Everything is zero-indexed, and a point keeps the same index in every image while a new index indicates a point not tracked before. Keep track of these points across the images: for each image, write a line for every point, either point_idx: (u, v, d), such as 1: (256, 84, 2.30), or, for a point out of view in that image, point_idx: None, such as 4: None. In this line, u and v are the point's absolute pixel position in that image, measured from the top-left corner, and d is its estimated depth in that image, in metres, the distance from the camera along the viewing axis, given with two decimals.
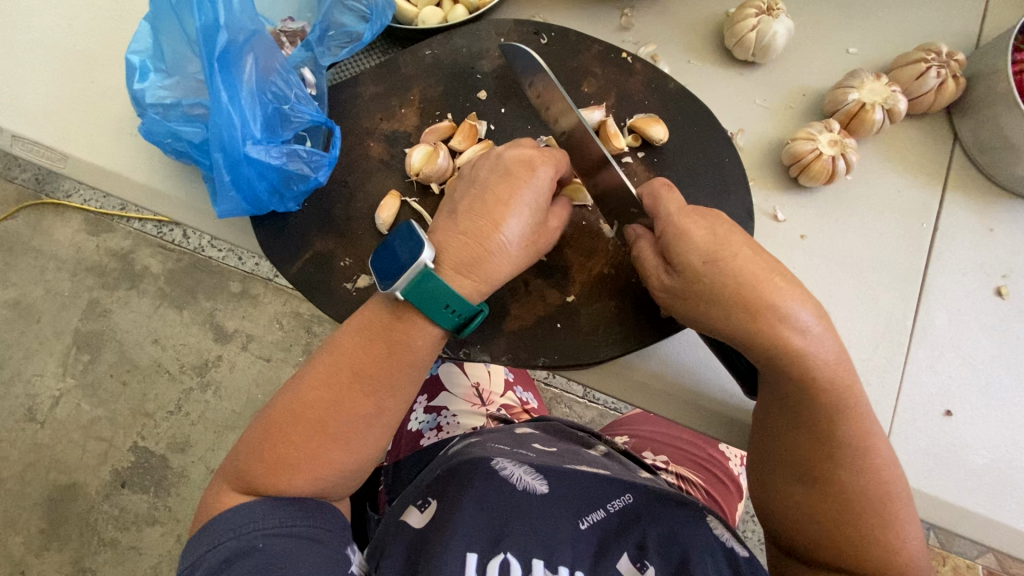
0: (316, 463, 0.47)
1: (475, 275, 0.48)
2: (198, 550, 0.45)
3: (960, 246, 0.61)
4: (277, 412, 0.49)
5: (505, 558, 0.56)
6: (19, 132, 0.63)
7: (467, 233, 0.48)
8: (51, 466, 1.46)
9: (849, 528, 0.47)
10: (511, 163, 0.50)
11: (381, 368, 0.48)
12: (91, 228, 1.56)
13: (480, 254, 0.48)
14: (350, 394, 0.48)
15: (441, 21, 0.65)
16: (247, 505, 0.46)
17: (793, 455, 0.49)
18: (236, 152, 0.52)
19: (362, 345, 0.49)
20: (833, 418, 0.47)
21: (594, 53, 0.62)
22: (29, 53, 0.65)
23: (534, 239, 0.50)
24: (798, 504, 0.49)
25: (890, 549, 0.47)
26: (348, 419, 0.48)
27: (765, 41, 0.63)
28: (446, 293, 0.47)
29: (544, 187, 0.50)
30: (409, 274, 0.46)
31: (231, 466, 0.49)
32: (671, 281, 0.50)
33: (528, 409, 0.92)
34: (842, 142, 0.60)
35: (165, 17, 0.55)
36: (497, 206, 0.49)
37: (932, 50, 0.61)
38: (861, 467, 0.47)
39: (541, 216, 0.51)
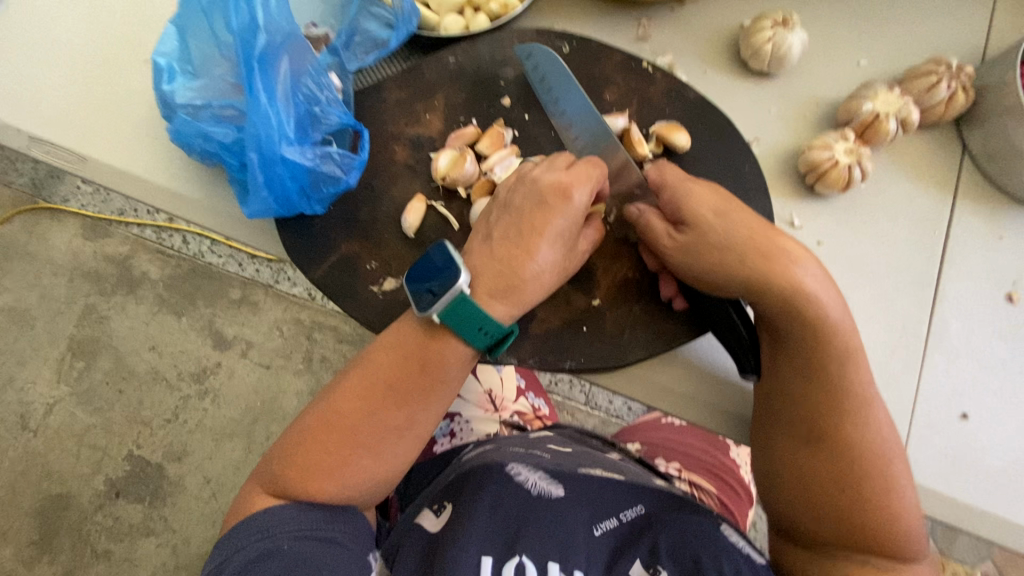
0: (347, 472, 0.47)
1: (509, 301, 0.50)
2: (222, 553, 0.45)
3: (971, 252, 0.62)
4: (311, 421, 0.49)
5: (520, 562, 0.56)
6: (37, 134, 0.63)
7: (501, 261, 0.50)
8: (43, 476, 1.43)
9: (852, 492, 0.49)
10: (546, 189, 0.51)
11: (414, 383, 0.49)
12: (89, 233, 1.54)
13: (514, 282, 0.49)
14: (384, 403, 0.48)
15: (463, 29, 0.65)
16: (274, 507, 0.46)
17: (797, 418, 0.51)
18: (273, 153, 0.53)
19: (397, 360, 0.49)
20: (839, 370, 0.49)
21: (615, 62, 0.63)
22: (47, 56, 0.65)
23: (567, 263, 0.51)
24: (803, 469, 0.51)
25: (892, 521, 0.49)
26: (381, 429, 0.48)
27: (781, 53, 0.65)
28: (479, 316, 0.48)
29: (579, 212, 0.51)
30: (446, 297, 0.47)
31: (262, 471, 0.49)
32: (685, 238, 0.51)
33: (541, 415, 0.93)
34: (858, 150, 0.62)
35: (198, 23, 0.56)
36: (532, 234, 0.50)
37: (942, 63, 0.63)
38: (866, 425, 0.50)
39: (575, 239, 0.52)
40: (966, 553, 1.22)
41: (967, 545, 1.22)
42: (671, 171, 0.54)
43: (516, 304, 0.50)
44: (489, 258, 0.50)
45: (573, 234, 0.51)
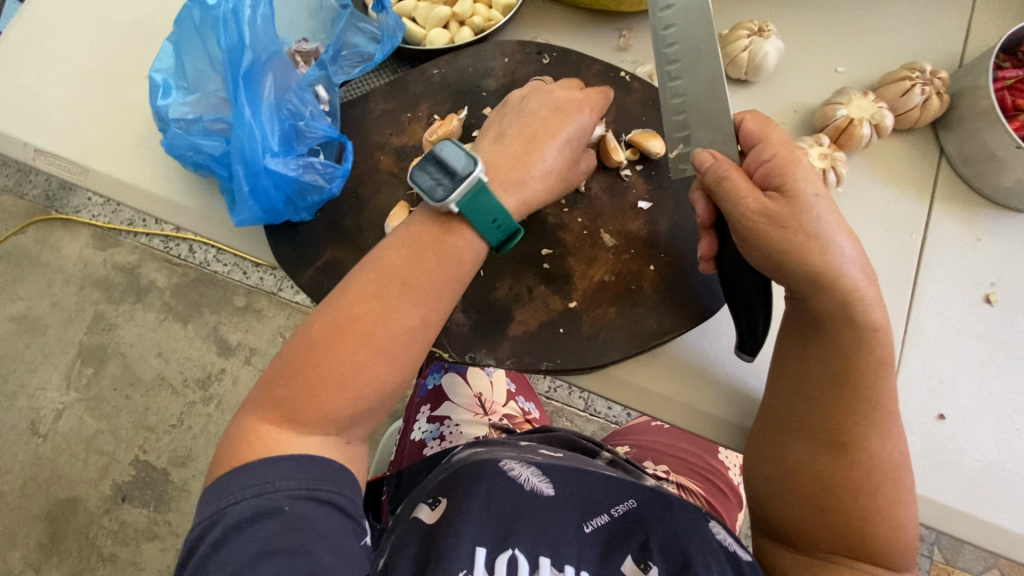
0: (358, 377, 0.46)
1: (519, 196, 0.51)
2: (218, 503, 0.45)
3: (948, 254, 0.63)
4: (315, 331, 0.48)
5: (513, 554, 0.57)
6: (41, 146, 0.66)
7: (514, 155, 0.52)
8: (52, 480, 1.46)
9: (862, 499, 0.50)
10: (562, 100, 0.54)
11: (428, 277, 0.49)
12: (99, 242, 1.58)
13: (524, 176, 0.51)
14: (393, 300, 0.48)
15: (448, 41, 0.67)
16: (270, 457, 0.46)
17: (826, 426, 0.51)
18: (257, 163, 0.55)
19: (407, 257, 0.49)
20: (874, 379, 0.50)
21: (594, 72, 0.65)
22: (51, 72, 0.68)
23: (568, 171, 0.54)
24: (819, 474, 0.51)
25: (894, 527, 0.50)
26: (392, 330, 0.47)
27: (757, 60, 0.66)
28: (497, 208, 0.50)
29: (588, 124, 0.55)
30: (466, 184, 0.48)
31: (260, 398, 0.48)
32: (775, 206, 0.48)
33: (530, 419, 0.94)
34: (832, 155, 0.63)
35: (191, 40, 0.59)
36: (545, 135, 0.53)
37: (917, 68, 0.64)
38: (887, 436, 0.50)
39: (579, 150, 0.55)
40: (971, 561, 1.21)
41: (972, 553, 1.21)
42: (774, 133, 0.51)
43: (526, 197, 0.52)
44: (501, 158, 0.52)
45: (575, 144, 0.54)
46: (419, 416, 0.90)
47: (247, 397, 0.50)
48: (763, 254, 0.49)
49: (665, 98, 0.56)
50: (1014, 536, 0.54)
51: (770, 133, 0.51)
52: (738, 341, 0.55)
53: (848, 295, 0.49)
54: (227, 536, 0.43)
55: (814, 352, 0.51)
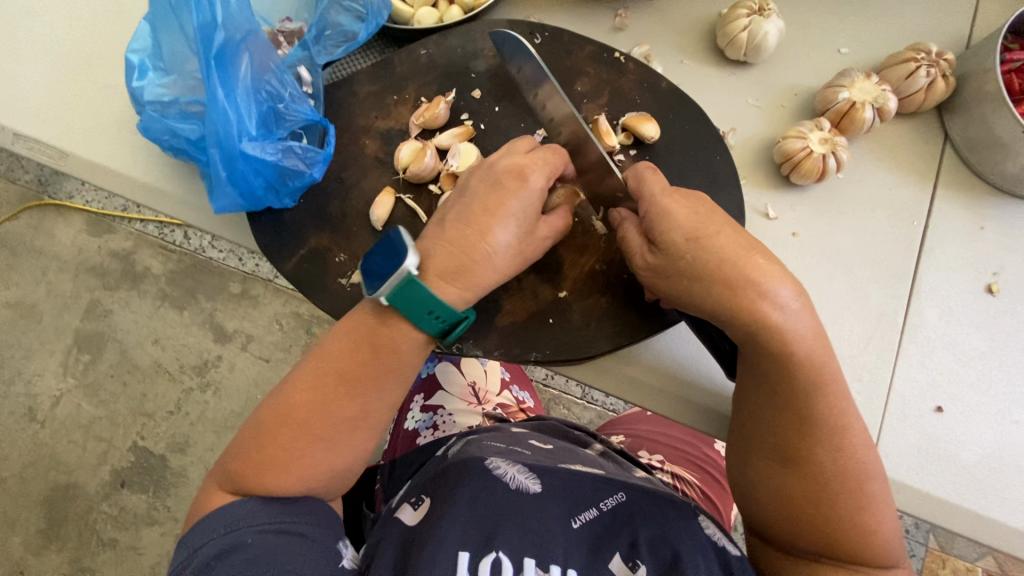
0: (302, 463, 0.48)
1: (461, 283, 0.49)
2: (189, 546, 0.45)
3: (951, 243, 0.61)
4: (266, 414, 0.50)
5: (497, 557, 0.56)
6: (20, 130, 0.64)
7: (453, 241, 0.49)
8: (51, 466, 1.46)
9: (826, 511, 0.48)
10: (502, 172, 0.51)
11: (367, 370, 0.49)
12: (93, 229, 1.57)
13: (465, 263, 0.49)
14: (335, 395, 0.49)
15: (437, 21, 0.65)
16: (237, 502, 0.47)
17: (776, 439, 0.49)
18: (232, 149, 0.53)
19: (349, 348, 0.50)
20: (810, 399, 0.48)
21: (587, 53, 0.63)
22: (30, 54, 0.66)
23: (523, 249, 0.51)
24: (779, 489, 0.49)
25: (867, 532, 0.48)
26: (334, 420, 0.49)
27: (757, 41, 0.64)
28: (430, 298, 0.48)
29: (536, 196, 0.50)
30: (394, 279, 0.47)
31: (221, 468, 0.50)
32: (655, 260, 0.51)
33: (525, 408, 0.94)
34: (832, 140, 0.61)
35: (166, 20, 0.56)
36: (485, 215, 0.49)
37: (921, 50, 0.62)
38: (837, 448, 0.48)
39: (531, 224, 0.51)
40: (967, 549, 1.21)
41: (967, 542, 1.21)
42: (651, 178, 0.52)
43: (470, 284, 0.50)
44: (474, 247, 0.49)
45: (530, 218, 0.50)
46: (413, 404, 0.89)
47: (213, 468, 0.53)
48: (678, 284, 0.49)
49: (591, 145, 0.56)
50: (1010, 530, 0.53)
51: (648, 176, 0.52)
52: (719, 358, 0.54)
53: None
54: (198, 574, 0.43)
55: (750, 373, 0.50)
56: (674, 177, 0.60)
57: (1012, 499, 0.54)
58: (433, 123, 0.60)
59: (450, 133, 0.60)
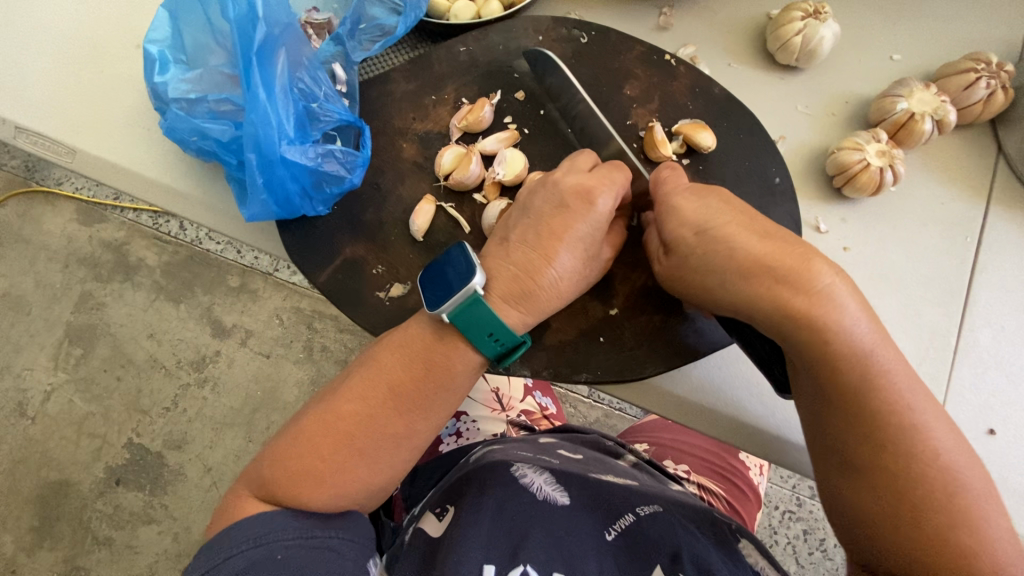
0: (340, 477, 0.47)
1: (524, 307, 0.48)
2: (207, 560, 0.41)
3: (1004, 260, 0.60)
4: (307, 421, 0.49)
5: (525, 570, 0.53)
6: (23, 123, 0.60)
7: (518, 264, 0.48)
8: (42, 463, 1.41)
9: (908, 529, 0.42)
10: (567, 192, 0.48)
11: (418, 387, 0.49)
12: (84, 218, 1.50)
13: (530, 287, 0.48)
14: (382, 411, 0.48)
15: (474, 16, 0.62)
16: (268, 514, 0.44)
17: (840, 444, 0.44)
18: (272, 154, 0.50)
19: (401, 361, 0.49)
20: (867, 393, 0.43)
21: (636, 54, 0.60)
22: (33, 40, 0.61)
23: (586, 269, 0.49)
24: (854, 503, 0.44)
25: (962, 552, 0.41)
26: (378, 435, 0.48)
27: (811, 46, 0.61)
28: (492, 320, 0.47)
29: (603, 218, 0.48)
30: (459, 296, 0.46)
31: (251, 474, 0.49)
32: (678, 256, 0.49)
33: (547, 414, 0.92)
34: (890, 152, 0.59)
35: (190, 10, 0.52)
36: (551, 239, 0.48)
37: (982, 59, 0.60)
38: (908, 452, 0.43)
39: (597, 246, 0.49)
40: None
41: None
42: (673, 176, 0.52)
43: (529, 309, 0.49)
44: (534, 268, 0.47)
45: (595, 243, 0.49)
46: None
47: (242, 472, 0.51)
48: (700, 274, 0.47)
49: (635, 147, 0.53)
50: None
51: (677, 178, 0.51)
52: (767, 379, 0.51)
53: None
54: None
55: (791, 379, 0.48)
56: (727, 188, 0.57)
57: None
58: (477, 127, 0.56)
59: (493, 139, 0.56)
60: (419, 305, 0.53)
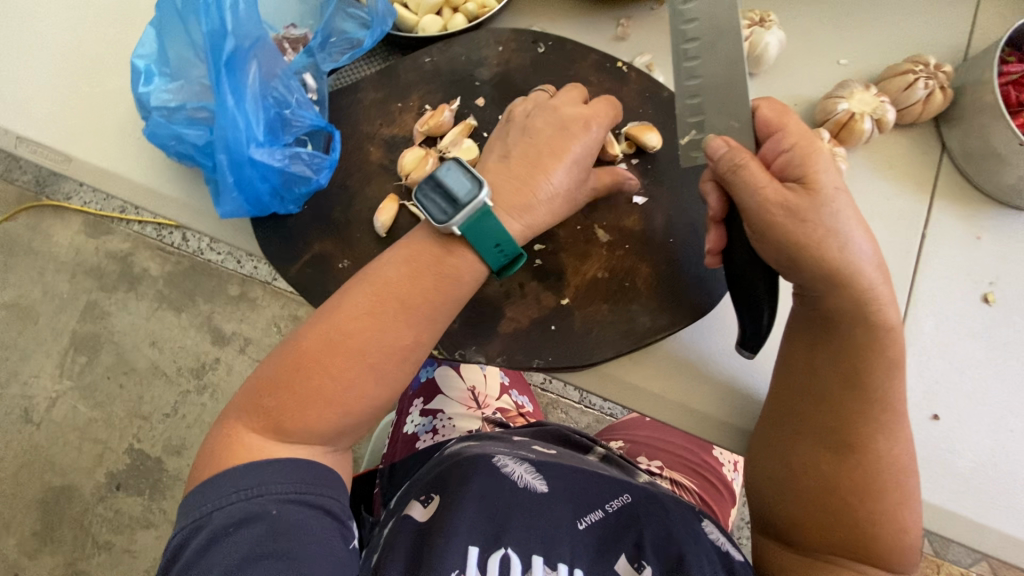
0: (347, 395, 0.48)
1: (521, 224, 0.51)
2: (203, 508, 0.45)
3: (947, 251, 0.62)
4: (308, 340, 0.49)
5: (506, 553, 0.56)
6: (23, 134, 0.65)
7: (518, 181, 0.51)
8: (46, 468, 1.45)
9: (869, 501, 0.49)
10: (567, 117, 0.54)
11: (425, 300, 0.49)
12: (91, 230, 1.57)
13: (530, 203, 0.51)
14: (388, 325, 0.49)
15: (441, 29, 0.66)
16: (262, 460, 0.47)
17: (831, 424, 0.50)
18: (240, 155, 0.54)
19: (409, 275, 0.50)
20: (882, 381, 0.48)
21: (590, 62, 0.63)
22: (35, 58, 0.66)
23: (575, 193, 0.54)
24: (828, 476, 0.50)
25: (902, 528, 0.49)
26: (384, 351, 0.49)
27: (757, 52, 0.65)
28: (499, 231, 0.49)
29: (595, 141, 0.54)
30: (470, 208, 0.48)
31: (250, 397, 0.49)
32: (794, 198, 0.46)
33: (524, 412, 0.95)
34: (831, 151, 0.62)
35: (173, 25, 0.56)
36: (549, 156, 0.52)
37: (920, 62, 0.63)
38: (894, 437, 0.49)
39: (586, 166, 0.54)
40: (961, 555, 1.18)
41: (962, 548, 1.18)
42: (789, 121, 0.50)
43: (531, 223, 0.52)
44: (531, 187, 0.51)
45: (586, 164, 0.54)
46: (412, 408, 0.90)
47: (235, 396, 0.52)
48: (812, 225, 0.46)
49: (682, 80, 0.53)
50: (1005, 538, 0.54)
51: (788, 119, 0.50)
52: (739, 337, 0.53)
53: (860, 296, 0.47)
54: (210, 542, 0.44)
55: (801, 368, 0.51)
56: (677, 186, 0.60)
57: (1007, 507, 0.55)
58: (438, 131, 0.60)
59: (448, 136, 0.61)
60: None
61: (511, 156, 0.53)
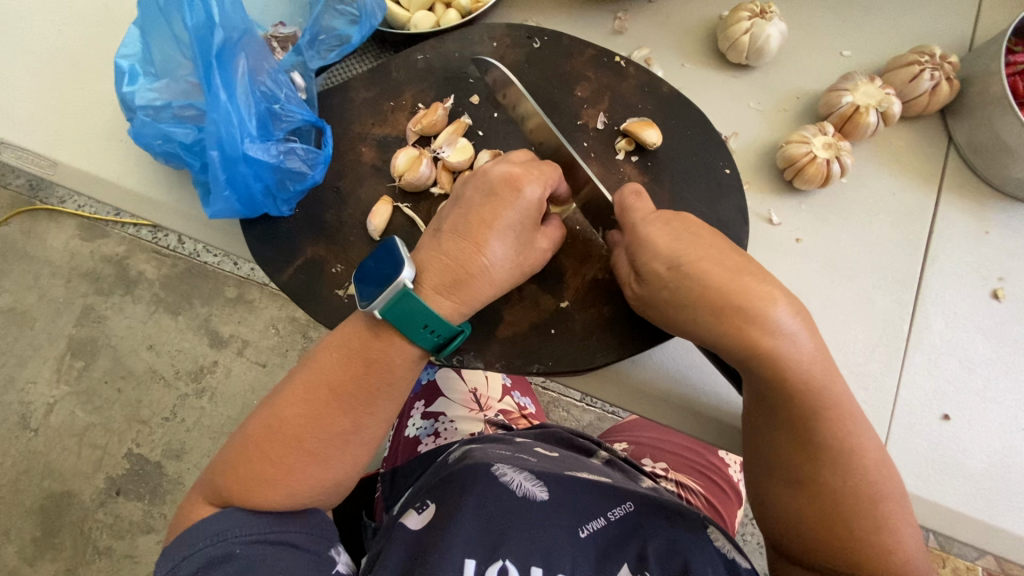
0: (291, 479, 0.49)
1: (457, 295, 0.49)
2: (175, 557, 0.46)
3: (956, 247, 0.61)
4: (255, 427, 0.50)
5: (503, 566, 0.55)
6: (7, 138, 0.63)
7: (450, 255, 0.49)
8: (45, 475, 1.44)
9: (846, 531, 0.46)
10: (496, 182, 0.50)
11: (358, 385, 0.50)
12: (86, 234, 1.55)
13: (462, 276, 0.49)
14: (325, 412, 0.49)
15: (433, 25, 0.64)
16: (219, 512, 0.48)
17: (782, 458, 0.49)
18: (235, 150, 0.52)
19: (340, 361, 0.50)
20: (814, 421, 0.47)
21: (588, 57, 0.62)
22: (19, 59, 0.65)
23: (519, 260, 0.50)
24: (794, 508, 0.48)
25: (889, 550, 0.46)
26: (323, 436, 0.50)
27: (759, 44, 0.63)
28: (424, 312, 0.48)
29: (529, 206, 0.50)
30: (390, 292, 0.47)
31: (208, 480, 0.51)
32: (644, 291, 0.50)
33: (527, 414, 0.94)
34: (837, 145, 0.60)
35: (156, 22, 0.54)
36: (480, 227, 0.49)
37: (925, 53, 0.61)
38: (845, 468, 0.47)
39: (528, 233, 0.51)
40: None
41: None
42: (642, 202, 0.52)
43: (465, 296, 0.49)
44: (463, 252, 0.49)
45: (526, 229, 0.50)
46: (413, 411, 0.89)
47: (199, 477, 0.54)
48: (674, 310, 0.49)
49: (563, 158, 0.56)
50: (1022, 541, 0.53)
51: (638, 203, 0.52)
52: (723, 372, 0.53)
53: None
54: None
55: (752, 400, 0.50)
56: (676, 184, 0.59)
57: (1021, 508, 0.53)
58: (431, 130, 0.59)
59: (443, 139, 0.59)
60: None
61: (443, 230, 0.51)
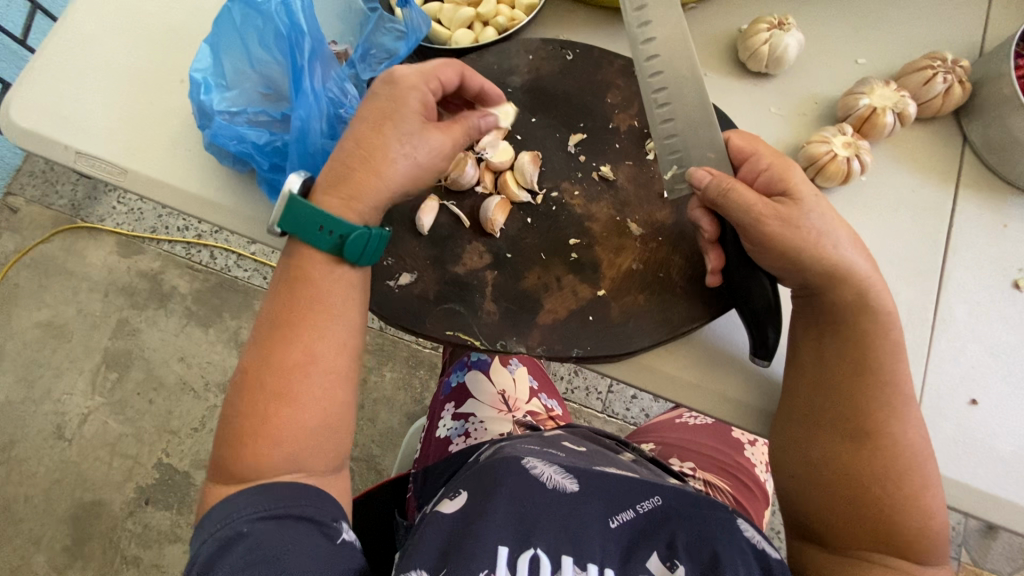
0: (268, 427, 0.51)
1: (342, 193, 0.53)
2: (195, 542, 0.49)
3: (976, 240, 0.63)
4: (231, 393, 0.53)
5: (536, 553, 0.57)
6: (83, 149, 0.69)
7: (354, 149, 0.53)
8: (77, 484, 1.48)
9: (891, 488, 0.50)
10: (383, 89, 0.54)
11: (299, 317, 0.52)
12: (123, 250, 1.62)
13: (358, 167, 0.53)
14: (275, 349, 0.52)
15: (472, 41, 0.69)
16: (237, 494, 0.50)
17: (844, 414, 0.51)
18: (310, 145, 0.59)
19: (283, 306, 0.53)
20: (878, 373, 0.51)
21: (616, 67, 0.66)
22: (94, 78, 0.71)
23: (419, 153, 0.54)
24: (846, 463, 0.51)
25: (924, 514, 0.51)
26: (284, 376, 0.51)
27: (777, 53, 0.67)
28: (312, 214, 0.52)
29: (412, 109, 0.53)
30: (280, 204, 0.53)
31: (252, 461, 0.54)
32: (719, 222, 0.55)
33: (554, 415, 0.96)
34: (856, 143, 0.63)
35: (230, 41, 0.62)
36: (372, 125, 0.53)
37: (937, 58, 0.65)
38: (909, 425, 0.51)
39: (421, 132, 0.53)
40: (999, 562, 1.20)
41: (1000, 555, 1.20)
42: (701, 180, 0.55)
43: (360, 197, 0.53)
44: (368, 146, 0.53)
45: (415, 130, 0.53)
46: (444, 413, 0.92)
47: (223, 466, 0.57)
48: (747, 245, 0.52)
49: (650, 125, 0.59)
50: None
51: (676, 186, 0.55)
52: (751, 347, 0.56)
53: (862, 284, 0.51)
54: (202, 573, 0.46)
55: (827, 352, 0.52)
56: None
57: None
58: None
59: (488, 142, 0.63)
60: (425, 292, 0.59)
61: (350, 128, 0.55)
